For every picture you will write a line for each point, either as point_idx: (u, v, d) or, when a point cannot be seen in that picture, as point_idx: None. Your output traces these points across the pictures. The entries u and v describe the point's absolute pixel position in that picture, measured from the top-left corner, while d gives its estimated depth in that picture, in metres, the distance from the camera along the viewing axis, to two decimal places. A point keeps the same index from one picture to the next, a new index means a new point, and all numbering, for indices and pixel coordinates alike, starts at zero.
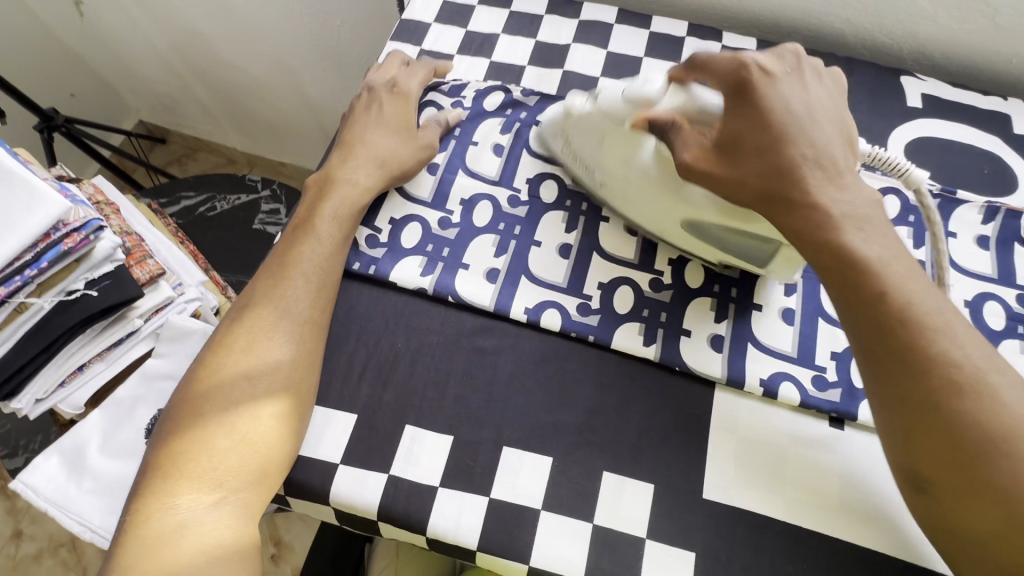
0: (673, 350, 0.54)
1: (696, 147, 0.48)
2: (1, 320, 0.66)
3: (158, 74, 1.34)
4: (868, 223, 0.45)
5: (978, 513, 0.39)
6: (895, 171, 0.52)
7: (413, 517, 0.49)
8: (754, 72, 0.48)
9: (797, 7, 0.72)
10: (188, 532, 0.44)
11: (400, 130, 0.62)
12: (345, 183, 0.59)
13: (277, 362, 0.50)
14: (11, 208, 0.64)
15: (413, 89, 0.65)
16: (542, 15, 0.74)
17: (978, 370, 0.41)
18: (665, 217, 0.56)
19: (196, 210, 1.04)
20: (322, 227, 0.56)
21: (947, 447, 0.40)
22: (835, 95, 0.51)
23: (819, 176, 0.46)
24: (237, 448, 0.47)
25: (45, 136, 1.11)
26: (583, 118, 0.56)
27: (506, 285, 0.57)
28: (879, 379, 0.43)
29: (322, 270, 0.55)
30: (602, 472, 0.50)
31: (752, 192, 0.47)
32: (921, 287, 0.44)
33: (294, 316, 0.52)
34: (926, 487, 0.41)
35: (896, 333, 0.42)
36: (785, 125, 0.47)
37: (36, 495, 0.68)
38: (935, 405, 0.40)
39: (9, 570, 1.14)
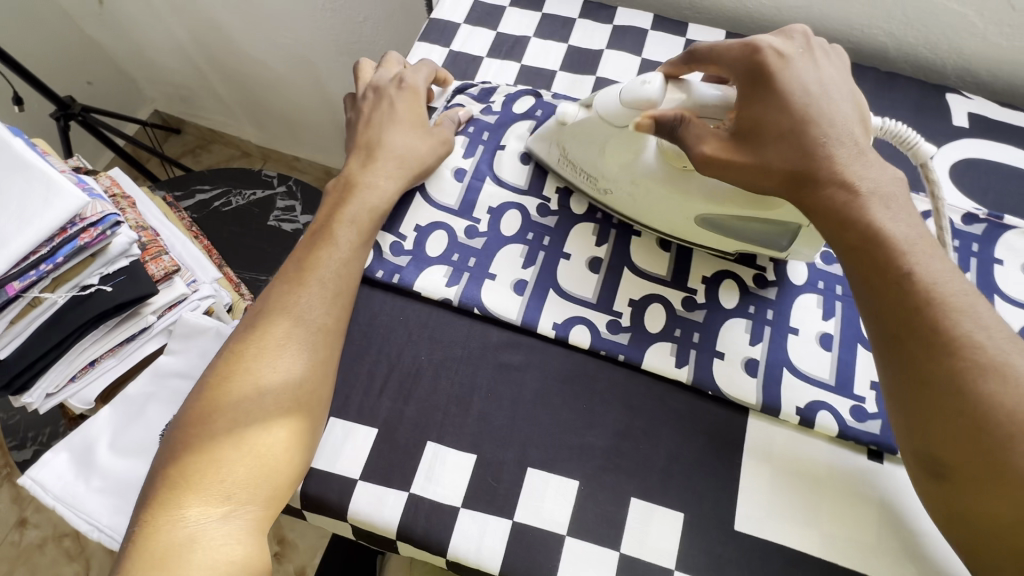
0: (706, 373, 0.52)
1: (713, 140, 0.47)
2: (14, 314, 0.65)
3: (175, 65, 1.32)
4: (894, 200, 0.45)
5: (998, 499, 0.38)
6: (905, 145, 0.50)
7: (434, 538, 0.47)
8: (769, 55, 0.48)
9: (840, 18, 0.69)
10: (196, 547, 0.42)
11: (418, 127, 0.60)
12: (366, 188, 0.57)
13: (292, 372, 0.48)
14: (28, 201, 0.63)
15: (422, 82, 0.62)
16: (574, 19, 0.72)
17: (1002, 354, 0.40)
18: (674, 215, 0.55)
19: (211, 204, 1.02)
20: (341, 233, 0.55)
21: (967, 430, 0.39)
22: (845, 74, 0.50)
23: (846, 156, 0.46)
24: (249, 460, 0.45)
25: (61, 124, 1.09)
26: (579, 125, 0.56)
27: (533, 298, 0.55)
28: (897, 359, 0.42)
29: (339, 277, 0.53)
30: (630, 499, 0.49)
31: (774, 178, 0.46)
32: (944, 269, 0.43)
33: (311, 325, 0.50)
34: (942, 472, 0.40)
35: (918, 313, 0.41)
36: (802, 107, 0.46)
37: (45, 493, 0.65)
38: (956, 388, 0.39)
39: (13, 558, 1.14)
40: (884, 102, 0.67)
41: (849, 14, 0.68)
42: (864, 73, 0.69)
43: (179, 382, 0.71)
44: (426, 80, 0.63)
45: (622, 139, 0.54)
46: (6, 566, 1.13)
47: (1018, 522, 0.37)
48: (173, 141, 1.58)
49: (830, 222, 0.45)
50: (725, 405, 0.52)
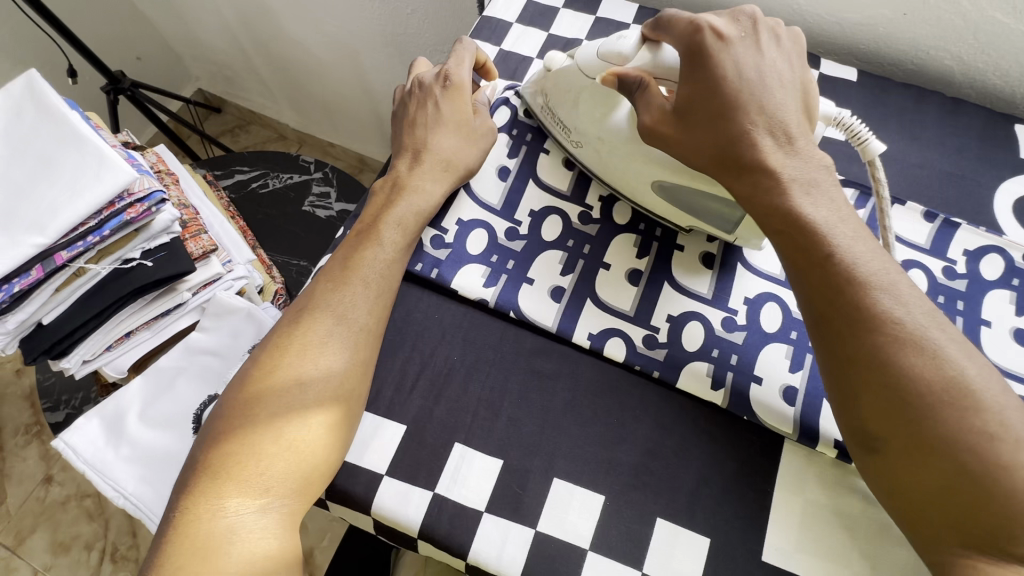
0: (743, 396, 0.51)
1: (656, 111, 0.48)
2: (59, 283, 0.66)
3: (222, 45, 1.34)
4: (816, 186, 0.45)
5: (925, 470, 0.39)
6: (856, 140, 0.50)
7: (456, 541, 0.47)
8: (707, 36, 0.46)
9: (908, 39, 0.66)
10: (235, 537, 0.43)
11: (461, 129, 0.59)
12: (414, 189, 0.56)
13: (330, 371, 0.48)
14: (81, 174, 0.64)
15: (467, 78, 0.60)
16: (628, 24, 0.71)
17: (918, 327, 0.40)
18: (633, 177, 0.56)
19: (249, 185, 1.03)
20: (386, 233, 0.54)
21: (894, 403, 0.39)
22: (793, 58, 0.48)
23: (770, 143, 0.45)
24: (288, 456, 0.46)
25: (111, 98, 1.12)
26: (560, 74, 0.58)
27: (570, 306, 0.55)
28: (825, 337, 0.43)
29: (384, 279, 0.53)
30: (656, 519, 0.48)
31: (704, 160, 0.47)
32: (866, 247, 0.43)
33: (351, 324, 0.50)
34: (876, 446, 0.41)
35: (843, 292, 0.42)
36: (735, 91, 0.45)
37: (75, 457, 0.66)
38: (880, 362, 0.40)
39: (37, 512, 1.18)
40: (947, 128, 0.64)
41: (918, 35, 0.65)
42: (928, 97, 0.66)
43: (210, 359, 0.72)
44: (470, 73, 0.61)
45: (597, 92, 0.55)
46: (30, 520, 1.17)
47: (952, 487, 0.38)
48: (213, 119, 1.61)
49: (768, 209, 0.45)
50: (761, 431, 0.51)
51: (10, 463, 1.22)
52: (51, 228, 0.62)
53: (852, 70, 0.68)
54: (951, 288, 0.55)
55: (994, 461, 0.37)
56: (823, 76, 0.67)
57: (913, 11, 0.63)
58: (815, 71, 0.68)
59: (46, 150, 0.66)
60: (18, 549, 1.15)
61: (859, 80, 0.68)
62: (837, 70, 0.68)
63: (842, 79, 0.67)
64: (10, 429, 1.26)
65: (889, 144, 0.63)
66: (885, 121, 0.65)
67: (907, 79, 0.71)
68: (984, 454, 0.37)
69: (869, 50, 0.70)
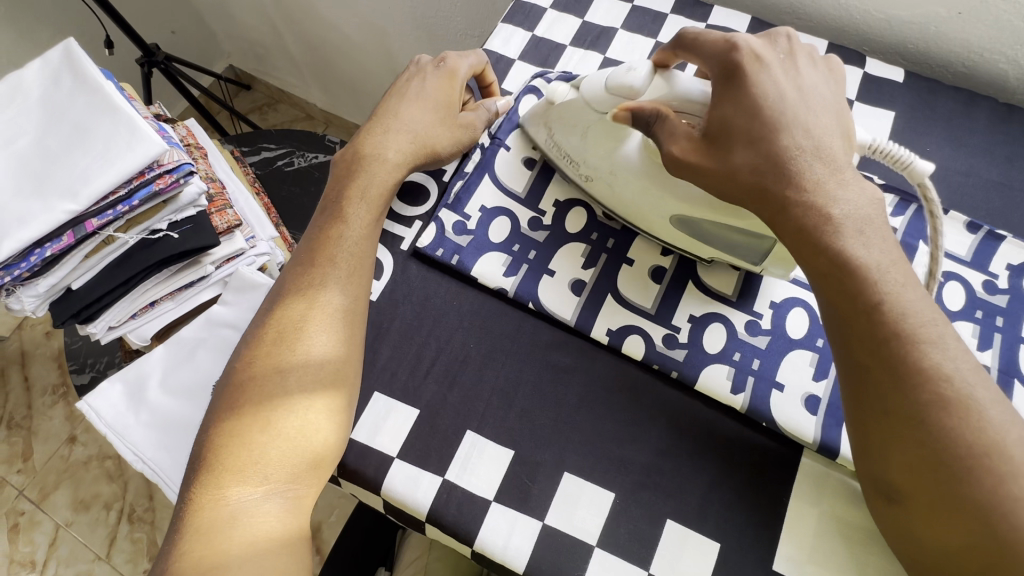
0: (764, 401, 0.50)
1: (685, 140, 0.45)
2: (88, 249, 0.68)
3: (255, 22, 1.35)
4: (869, 225, 0.41)
5: (955, 529, 0.36)
6: (898, 165, 0.46)
7: (463, 528, 0.47)
8: (745, 57, 0.44)
9: (960, 40, 0.63)
10: (241, 524, 0.43)
11: (439, 109, 0.58)
12: (373, 159, 0.55)
13: (306, 353, 0.48)
14: (113, 143, 0.65)
15: (463, 70, 0.59)
16: (666, 14, 0.69)
17: (965, 384, 0.37)
18: (650, 208, 0.53)
19: (275, 163, 1.04)
20: (353, 211, 0.54)
21: (925, 462, 0.37)
22: (831, 83, 0.47)
23: (818, 173, 0.42)
24: (279, 441, 0.46)
25: (145, 70, 1.13)
26: (563, 108, 0.55)
27: (590, 301, 0.54)
28: (859, 388, 0.40)
29: (354, 256, 0.52)
30: (666, 520, 0.47)
31: (739, 187, 0.43)
32: (915, 294, 0.40)
33: (326, 307, 0.50)
34: (897, 498, 0.39)
35: (886, 344, 0.38)
36: (777, 114, 0.43)
37: (98, 419, 0.69)
38: (917, 418, 0.37)
39: (61, 469, 1.22)
40: (997, 136, 0.61)
41: (972, 37, 0.62)
42: (979, 102, 0.63)
43: (229, 333, 0.72)
44: (471, 69, 0.60)
45: (603, 127, 0.53)
46: (53, 477, 1.22)
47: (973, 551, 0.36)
48: (243, 96, 1.63)
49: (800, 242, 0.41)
50: (780, 438, 0.49)
51: (37, 420, 1.27)
52: (83, 195, 0.63)
53: (898, 70, 0.65)
54: (990, 303, 0.53)
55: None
56: (867, 75, 0.65)
57: (969, 11, 0.60)
58: (859, 70, 0.65)
59: (80, 118, 0.67)
60: (42, 504, 1.19)
61: (906, 81, 0.65)
62: (882, 69, 0.65)
63: (887, 80, 0.64)
64: (38, 389, 1.30)
65: (934, 150, 0.61)
66: (931, 126, 0.62)
67: (956, 82, 0.68)
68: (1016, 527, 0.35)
69: (918, 50, 0.67)
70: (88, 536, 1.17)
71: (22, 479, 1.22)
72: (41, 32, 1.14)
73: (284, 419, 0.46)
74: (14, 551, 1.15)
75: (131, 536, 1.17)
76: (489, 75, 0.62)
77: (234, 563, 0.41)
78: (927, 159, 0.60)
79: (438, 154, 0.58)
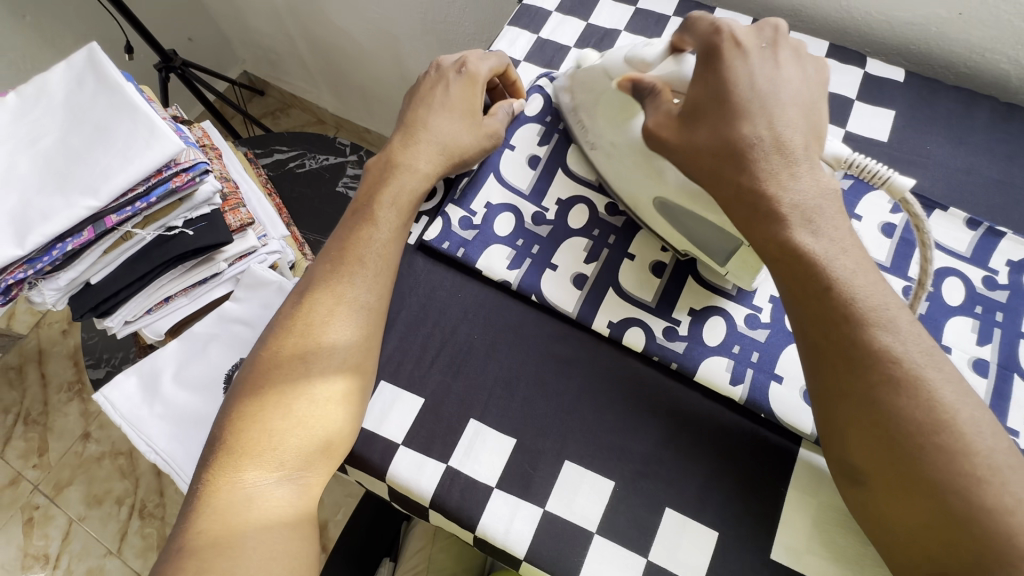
0: (763, 394, 0.50)
1: (663, 114, 0.47)
2: (106, 245, 0.70)
3: (269, 30, 1.38)
4: (819, 215, 0.42)
5: (910, 505, 0.38)
6: (877, 180, 0.47)
7: (465, 513, 0.48)
8: (725, 41, 0.46)
9: (962, 41, 0.64)
10: (257, 504, 0.45)
11: (466, 114, 0.59)
12: (406, 169, 0.56)
13: (328, 343, 0.50)
14: (133, 142, 0.67)
15: (484, 71, 0.60)
16: (669, 16, 0.70)
17: (914, 365, 0.38)
18: (638, 189, 0.55)
19: (287, 164, 1.06)
20: (382, 213, 0.55)
21: (880, 442, 0.38)
22: (813, 83, 0.48)
23: (775, 165, 0.43)
24: (298, 428, 0.47)
25: (162, 75, 1.16)
26: (585, 74, 0.58)
27: (591, 294, 0.55)
28: (819, 371, 0.41)
29: (381, 256, 0.53)
30: (665, 508, 0.48)
31: (704, 163, 0.45)
32: (868, 277, 0.41)
33: (355, 303, 0.51)
34: (862, 480, 0.40)
35: (838, 326, 0.40)
36: (745, 100, 0.44)
37: (113, 411, 0.70)
38: (870, 401, 0.39)
39: (75, 465, 1.25)
40: (998, 135, 0.62)
41: (973, 37, 0.63)
42: (980, 102, 0.64)
43: (240, 327, 0.74)
44: (492, 71, 0.61)
45: (616, 100, 0.55)
46: (68, 472, 1.24)
47: (932, 526, 0.37)
48: (256, 101, 1.66)
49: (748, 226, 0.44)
50: (779, 430, 0.50)
51: (53, 417, 1.30)
52: (104, 192, 0.65)
53: (900, 70, 0.66)
54: (990, 299, 0.53)
55: (981, 508, 0.36)
56: (868, 75, 0.65)
57: (969, 12, 0.61)
58: (860, 70, 0.66)
59: (102, 118, 0.69)
60: (56, 498, 1.22)
61: (907, 81, 0.65)
62: (884, 70, 0.66)
63: (888, 80, 0.65)
64: (54, 386, 1.33)
65: (935, 148, 0.61)
66: (932, 124, 0.63)
67: (959, 82, 0.68)
68: (971, 501, 0.36)
69: (919, 51, 0.67)
70: (101, 530, 1.19)
71: (37, 474, 1.24)
72: (64, 38, 1.18)
73: (306, 407, 0.48)
74: (29, 544, 1.18)
75: (142, 531, 1.19)
76: (512, 74, 0.63)
77: (247, 545, 0.43)
78: (928, 156, 0.61)
79: (463, 158, 0.58)
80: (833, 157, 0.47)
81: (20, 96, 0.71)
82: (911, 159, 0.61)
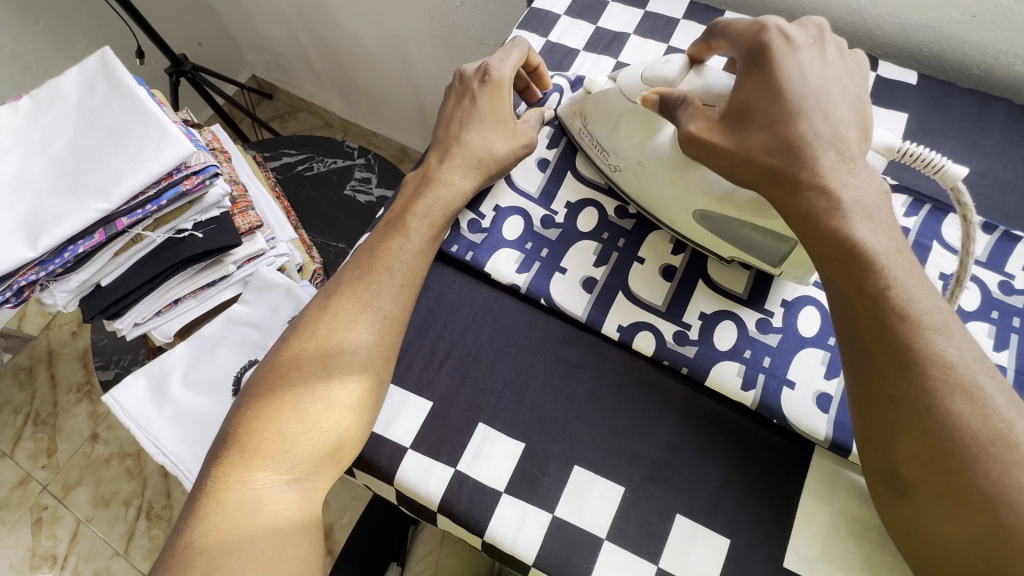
0: (774, 400, 0.49)
1: (704, 121, 0.47)
2: (117, 248, 0.71)
3: (279, 35, 1.39)
4: (877, 212, 0.42)
5: (956, 515, 0.37)
6: (930, 169, 0.48)
7: (474, 517, 0.48)
8: (775, 37, 0.46)
9: (975, 43, 0.63)
10: (266, 506, 0.44)
11: (500, 123, 0.58)
12: (441, 184, 0.56)
13: (348, 347, 0.49)
14: (144, 145, 0.68)
15: (508, 74, 0.58)
16: (678, 19, 0.70)
17: (968, 372, 0.38)
18: (673, 203, 0.54)
19: (295, 167, 1.07)
20: (414, 224, 0.55)
21: (929, 449, 0.38)
22: (857, 76, 0.48)
23: (832, 160, 0.43)
24: (313, 431, 0.47)
25: (173, 79, 1.17)
26: (599, 98, 0.56)
27: (601, 297, 0.55)
28: (865, 373, 0.41)
29: (410, 267, 0.53)
30: (676, 514, 0.47)
31: (755, 165, 0.45)
32: (920, 282, 0.41)
33: (377, 309, 0.51)
34: (903, 489, 0.40)
35: (892, 329, 0.39)
36: (800, 99, 0.44)
37: (122, 412, 0.70)
38: (923, 406, 0.38)
39: (83, 466, 1.25)
40: (1013, 138, 0.61)
41: (987, 40, 0.62)
42: (994, 104, 0.63)
43: (248, 330, 0.75)
44: (514, 70, 0.59)
45: (637, 120, 0.54)
46: (76, 473, 1.25)
47: (980, 537, 0.36)
48: (265, 105, 1.67)
49: (807, 228, 0.43)
50: (790, 436, 0.49)
51: (62, 418, 1.31)
52: (115, 195, 0.65)
53: (912, 73, 0.65)
54: (1007, 304, 0.52)
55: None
56: (880, 78, 0.65)
57: (983, 14, 0.60)
58: (872, 73, 0.65)
59: (114, 122, 0.70)
60: (64, 499, 1.23)
61: (920, 84, 0.65)
62: (896, 72, 0.65)
63: (900, 82, 0.65)
64: (63, 387, 1.34)
65: (949, 151, 0.61)
66: (945, 127, 0.62)
67: (972, 85, 0.67)
68: (1021, 515, 0.35)
69: (931, 53, 0.67)
70: (108, 532, 1.19)
71: (46, 474, 1.25)
72: (76, 43, 1.19)
73: (321, 411, 0.47)
74: (37, 544, 1.19)
75: (148, 532, 1.19)
76: (535, 59, 0.61)
77: (253, 546, 0.43)
78: None
79: (502, 168, 0.58)
80: (884, 148, 0.47)
81: (34, 100, 0.72)
82: None
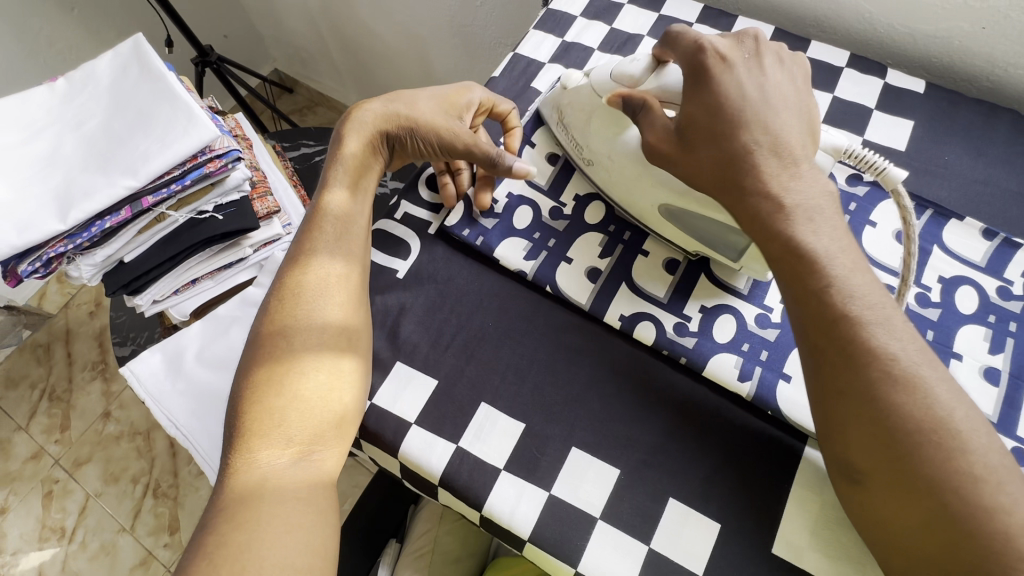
0: (770, 391, 0.51)
1: (660, 129, 0.49)
2: (140, 226, 0.73)
3: (303, 30, 1.42)
4: (818, 214, 0.43)
5: (910, 504, 0.38)
6: (872, 169, 0.51)
7: (472, 492, 0.49)
8: (709, 57, 0.47)
9: (984, 55, 0.64)
10: (273, 479, 0.45)
11: (439, 97, 0.59)
12: (352, 127, 0.58)
13: (310, 318, 0.51)
14: (172, 127, 0.71)
15: (477, 95, 0.61)
16: (692, 23, 0.72)
17: (911, 364, 0.39)
18: (644, 200, 0.56)
19: (313, 158, 1.10)
20: (332, 175, 0.57)
21: (878, 441, 0.39)
22: (797, 80, 0.49)
23: (773, 166, 0.44)
24: (297, 400, 0.48)
25: (199, 69, 1.20)
26: (574, 94, 0.58)
27: (605, 288, 0.56)
28: (818, 368, 0.42)
29: (340, 222, 0.55)
30: (670, 498, 0.49)
31: (706, 179, 0.47)
32: (865, 280, 0.42)
33: (320, 271, 0.53)
34: (859, 479, 0.41)
35: (837, 324, 0.40)
36: (739, 112, 0.45)
37: (138, 385, 0.73)
38: (870, 397, 0.39)
39: (94, 442, 1.29)
40: (1017, 147, 0.62)
41: (996, 51, 0.63)
42: (1001, 114, 0.64)
43: None
44: (484, 96, 0.62)
45: (608, 114, 0.56)
46: (87, 448, 1.28)
47: (932, 525, 0.37)
48: (285, 98, 1.70)
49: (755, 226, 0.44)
50: (785, 428, 0.51)
51: (76, 395, 1.34)
52: (142, 172, 0.68)
53: (920, 82, 0.66)
54: (1004, 309, 0.53)
55: (968, 474, 0.37)
56: (888, 86, 0.66)
57: (992, 26, 0.61)
58: (880, 81, 0.66)
59: (144, 105, 0.73)
60: (74, 473, 1.26)
61: (928, 93, 0.66)
62: (904, 80, 0.66)
63: (908, 91, 0.66)
64: (79, 364, 1.38)
65: (954, 159, 0.62)
66: (950, 136, 0.63)
67: (981, 95, 0.68)
68: (966, 499, 0.36)
69: (940, 63, 0.68)
70: (116, 507, 1.23)
71: (59, 449, 1.29)
72: (108, 32, 1.24)
73: (296, 381, 0.48)
74: (47, 517, 1.22)
75: (155, 509, 1.22)
76: (513, 120, 0.64)
77: (270, 518, 0.43)
78: (945, 167, 0.61)
79: (413, 124, 0.58)
80: (832, 148, 0.50)
81: (69, 82, 0.75)
82: (927, 169, 0.61)
